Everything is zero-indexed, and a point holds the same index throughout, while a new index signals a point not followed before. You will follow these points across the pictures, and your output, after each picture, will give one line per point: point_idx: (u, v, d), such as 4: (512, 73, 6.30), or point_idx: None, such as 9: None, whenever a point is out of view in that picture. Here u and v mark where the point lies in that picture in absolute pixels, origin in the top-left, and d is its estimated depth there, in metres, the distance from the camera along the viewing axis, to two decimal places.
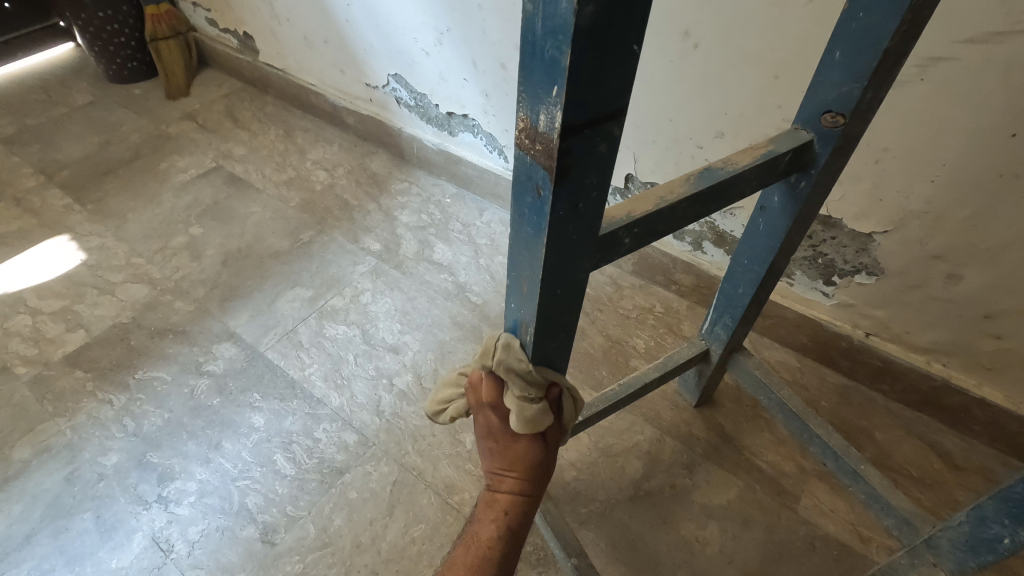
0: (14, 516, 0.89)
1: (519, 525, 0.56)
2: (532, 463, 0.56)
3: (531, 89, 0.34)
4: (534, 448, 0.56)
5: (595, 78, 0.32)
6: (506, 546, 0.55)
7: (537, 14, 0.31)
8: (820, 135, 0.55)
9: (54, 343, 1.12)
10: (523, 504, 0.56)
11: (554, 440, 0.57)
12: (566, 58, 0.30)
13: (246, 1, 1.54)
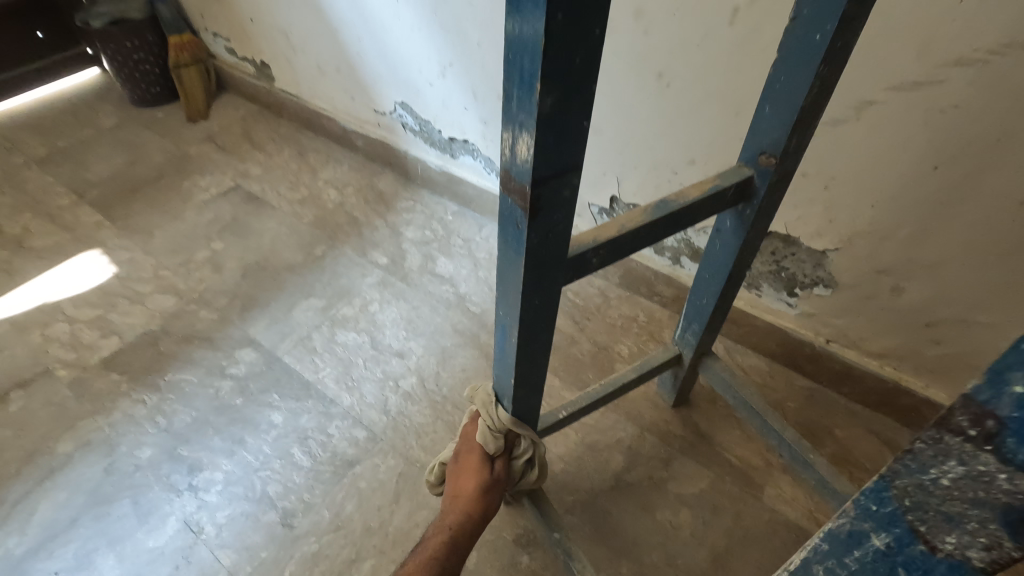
0: (60, 502, 1.00)
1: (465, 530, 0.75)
2: (478, 479, 0.75)
3: (510, 152, 0.45)
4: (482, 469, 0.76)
5: (555, 147, 0.43)
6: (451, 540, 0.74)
7: (513, 102, 0.42)
8: (758, 172, 0.66)
9: (90, 348, 1.23)
10: (467, 513, 0.75)
11: (500, 467, 0.77)
12: (532, 134, 0.41)
13: (264, 32, 1.66)
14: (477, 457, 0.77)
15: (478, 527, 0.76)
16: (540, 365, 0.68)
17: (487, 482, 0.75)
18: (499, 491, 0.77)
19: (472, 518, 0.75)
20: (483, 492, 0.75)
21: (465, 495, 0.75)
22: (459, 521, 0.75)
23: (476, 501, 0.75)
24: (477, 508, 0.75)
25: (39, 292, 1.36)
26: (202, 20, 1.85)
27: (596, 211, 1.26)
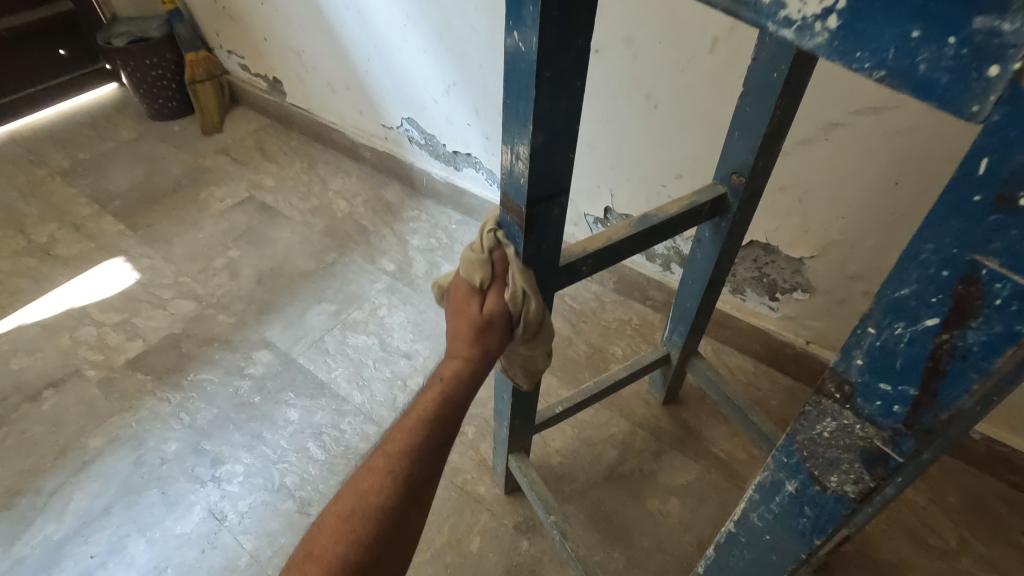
0: (94, 492, 1.08)
1: (458, 393, 0.56)
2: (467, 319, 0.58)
3: (508, 179, 0.54)
4: (472, 306, 0.58)
5: (545, 174, 0.52)
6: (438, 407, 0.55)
7: (510, 139, 0.51)
8: (731, 190, 0.73)
9: (116, 350, 1.31)
10: (459, 360, 0.57)
11: (495, 304, 0.58)
12: (526, 166, 0.50)
13: (277, 51, 1.75)
14: (466, 288, 0.60)
15: (475, 379, 0.57)
16: None
17: (477, 321, 0.58)
18: (491, 335, 0.58)
19: (465, 369, 0.56)
20: (473, 333, 0.58)
21: (456, 338, 0.58)
22: (450, 373, 0.56)
23: (468, 342, 0.57)
24: (467, 353, 0.57)
25: (67, 297, 1.44)
26: (217, 38, 1.94)
27: (591, 221, 1.34)
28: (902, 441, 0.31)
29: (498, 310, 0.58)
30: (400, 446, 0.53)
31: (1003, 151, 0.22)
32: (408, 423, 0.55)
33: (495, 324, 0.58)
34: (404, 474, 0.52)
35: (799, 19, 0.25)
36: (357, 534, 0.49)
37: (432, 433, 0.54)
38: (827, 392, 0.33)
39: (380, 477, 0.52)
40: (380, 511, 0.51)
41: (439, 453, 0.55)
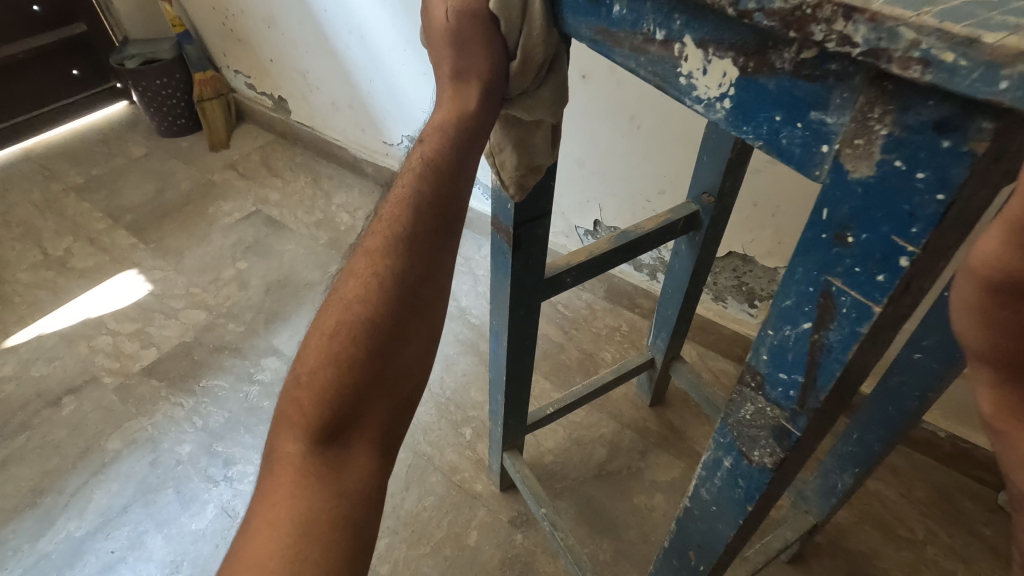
0: (113, 491, 1.14)
1: (444, 151, 0.47)
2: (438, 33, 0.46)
3: (498, 203, 0.63)
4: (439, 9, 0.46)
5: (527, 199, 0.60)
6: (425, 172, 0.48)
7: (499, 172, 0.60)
8: (702, 208, 0.81)
9: (132, 358, 1.38)
10: (443, 115, 0.47)
11: (470, 6, 0.45)
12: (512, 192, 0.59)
13: (283, 71, 1.83)
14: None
15: (465, 137, 0.47)
16: (527, 364, 0.82)
17: (448, 34, 0.45)
18: (473, 52, 0.46)
19: (449, 124, 0.47)
20: (452, 51, 0.46)
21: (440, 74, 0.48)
22: (434, 128, 0.48)
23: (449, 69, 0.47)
24: (450, 89, 0.47)
25: (84, 308, 1.51)
26: (225, 58, 2.03)
27: (582, 233, 1.41)
28: (796, 420, 0.35)
29: (469, 7, 0.45)
30: (383, 242, 0.48)
31: (837, 200, 0.27)
32: (394, 207, 0.48)
33: (472, 29, 0.45)
34: (388, 276, 0.47)
35: (705, 97, 0.31)
36: (347, 331, 0.47)
37: (420, 219, 0.48)
38: (742, 381, 0.37)
39: (365, 276, 0.48)
40: (367, 316, 0.47)
41: (434, 244, 0.48)
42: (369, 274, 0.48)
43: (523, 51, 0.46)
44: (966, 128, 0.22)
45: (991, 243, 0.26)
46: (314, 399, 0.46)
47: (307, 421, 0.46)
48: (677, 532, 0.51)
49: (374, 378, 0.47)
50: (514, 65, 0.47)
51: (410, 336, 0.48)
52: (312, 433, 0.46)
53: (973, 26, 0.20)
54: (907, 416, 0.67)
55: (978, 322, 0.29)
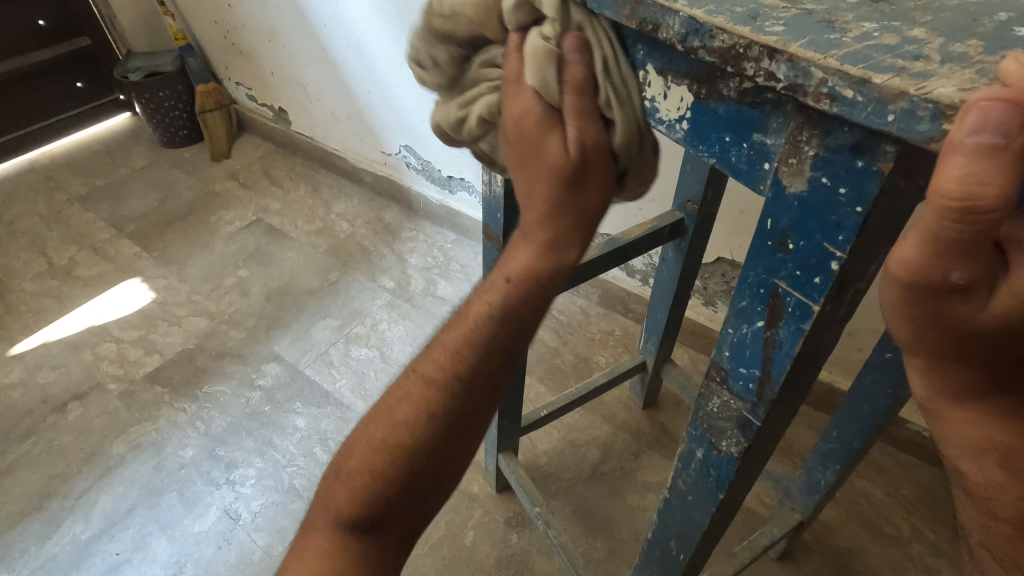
0: (118, 494, 1.17)
1: (524, 300, 0.45)
2: (548, 170, 0.42)
3: (489, 213, 0.66)
4: (553, 144, 0.41)
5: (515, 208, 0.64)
6: (498, 319, 0.46)
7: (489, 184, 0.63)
8: (687, 215, 0.84)
9: (136, 364, 1.41)
10: (521, 259, 0.45)
11: (588, 144, 0.41)
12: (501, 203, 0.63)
13: (283, 83, 1.87)
14: (535, 123, 0.41)
15: (542, 291, 0.45)
16: None
17: (560, 175, 0.41)
18: (594, 187, 0.42)
19: (533, 271, 0.44)
20: (556, 190, 0.42)
21: (527, 206, 0.44)
22: (517, 273, 0.45)
23: (547, 208, 0.43)
24: (545, 231, 0.44)
25: (89, 316, 1.54)
26: (227, 71, 2.07)
27: None
28: (756, 411, 0.38)
29: (591, 145, 0.41)
30: (434, 378, 0.48)
31: (778, 212, 0.31)
32: (451, 344, 0.48)
33: (590, 172, 0.42)
34: (438, 416, 0.48)
35: (667, 119, 0.35)
36: (393, 450, 0.48)
37: (475, 364, 0.47)
38: (708, 376, 0.40)
39: (417, 406, 0.48)
40: (409, 448, 0.48)
41: (488, 387, 0.48)
42: (417, 406, 0.48)
43: (638, 161, 0.44)
44: (875, 151, 0.26)
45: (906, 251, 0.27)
46: (350, 508, 0.49)
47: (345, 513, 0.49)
48: (659, 523, 0.54)
49: (412, 496, 0.50)
50: (625, 178, 0.45)
51: (450, 463, 0.50)
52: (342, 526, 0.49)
53: (868, 69, 0.25)
54: (882, 413, 0.70)
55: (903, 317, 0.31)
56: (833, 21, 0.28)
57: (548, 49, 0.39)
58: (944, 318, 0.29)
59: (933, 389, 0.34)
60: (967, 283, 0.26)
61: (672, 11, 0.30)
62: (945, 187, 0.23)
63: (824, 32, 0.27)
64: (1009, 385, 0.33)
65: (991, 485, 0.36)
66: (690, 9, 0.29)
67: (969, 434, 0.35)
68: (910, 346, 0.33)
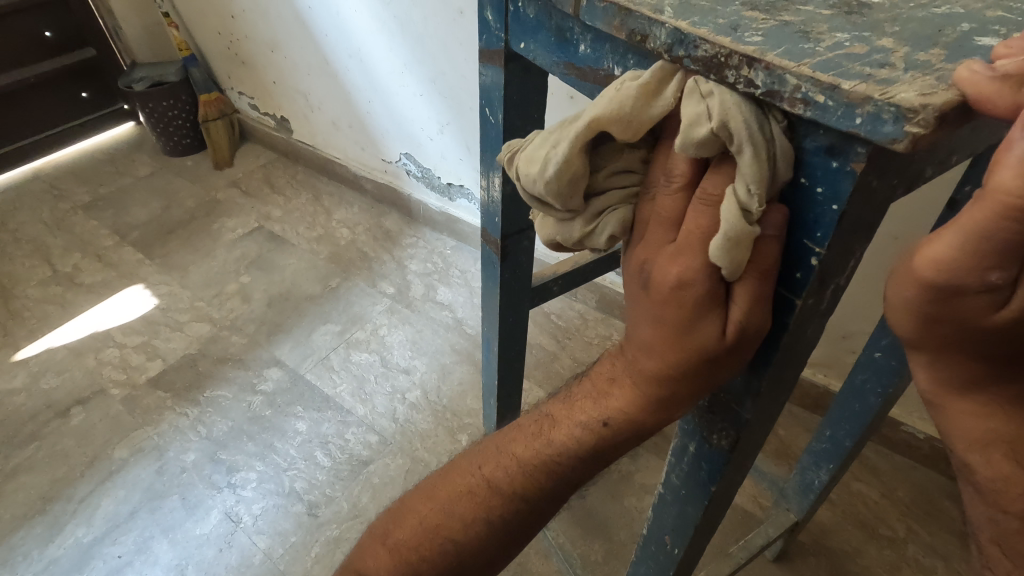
0: (120, 498, 1.18)
1: (613, 444, 0.41)
2: (690, 352, 0.34)
3: (487, 218, 0.68)
4: (707, 326, 0.34)
5: (512, 213, 0.66)
6: (580, 455, 0.42)
7: (487, 190, 0.65)
8: None
9: (139, 369, 1.42)
10: (615, 405, 0.40)
11: (750, 330, 0.34)
12: (500, 207, 0.64)
13: (285, 92, 1.90)
14: (692, 296, 0.33)
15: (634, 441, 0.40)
16: (517, 368, 0.87)
17: (701, 359, 0.34)
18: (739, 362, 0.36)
19: (629, 423, 0.39)
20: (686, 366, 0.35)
21: (641, 361, 0.37)
22: (615, 419, 0.40)
23: (670, 377, 0.36)
24: (658, 397, 0.38)
25: (91, 322, 1.56)
26: (229, 80, 2.09)
27: None
28: (745, 402, 0.39)
29: (751, 332, 0.34)
30: (499, 487, 0.46)
31: None
32: (523, 460, 0.45)
33: (734, 358, 0.35)
34: (497, 520, 0.47)
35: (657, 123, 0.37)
36: (447, 536, 0.49)
37: (543, 485, 0.45)
38: None
39: (480, 504, 0.47)
40: (462, 540, 0.48)
41: (551, 503, 0.46)
42: (477, 508, 0.47)
43: None
44: (849, 152, 0.28)
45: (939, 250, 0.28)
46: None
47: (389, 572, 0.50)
48: (653, 519, 0.55)
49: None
50: None
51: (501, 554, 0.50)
52: None
53: (837, 76, 0.26)
54: (871, 411, 0.71)
55: (917, 322, 0.32)
56: (808, 32, 0.30)
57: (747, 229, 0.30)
58: (961, 320, 0.30)
59: (938, 383, 0.35)
60: (999, 283, 0.28)
61: (659, 23, 0.32)
62: (1006, 183, 0.25)
63: (799, 42, 0.29)
64: (1009, 377, 0.34)
65: (1000, 480, 0.36)
66: (675, 21, 0.31)
67: (974, 428, 0.36)
68: (918, 346, 0.34)
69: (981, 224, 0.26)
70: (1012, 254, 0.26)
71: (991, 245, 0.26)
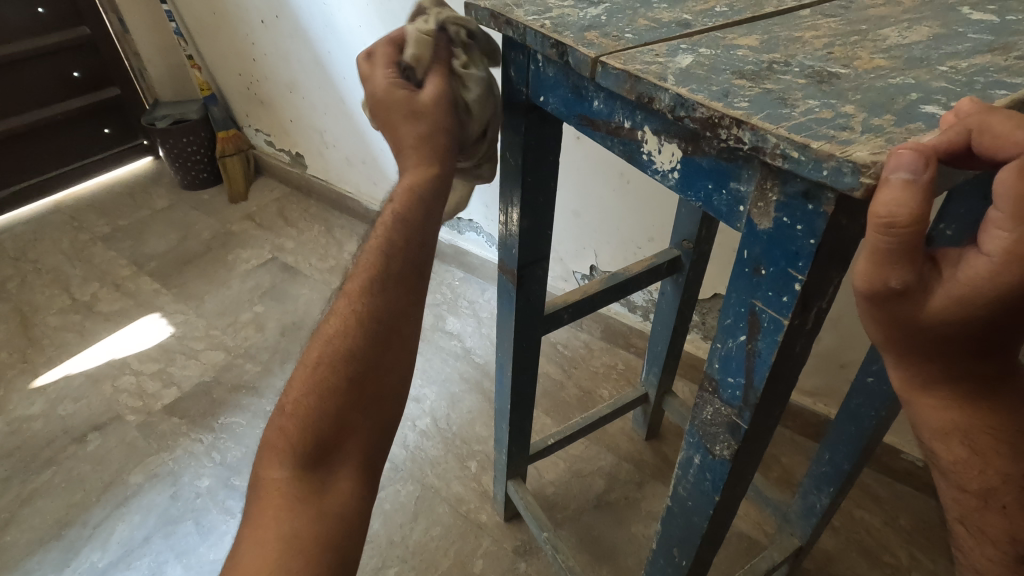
0: (135, 523, 1.20)
1: (424, 205, 0.55)
2: (414, 114, 0.55)
3: (505, 251, 0.73)
4: (410, 95, 0.55)
5: (530, 246, 0.71)
6: (405, 225, 0.56)
7: (505, 228, 0.71)
8: (684, 252, 0.93)
9: (155, 397, 1.46)
10: (406, 179, 0.55)
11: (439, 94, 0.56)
12: (517, 241, 0.70)
13: (301, 130, 1.98)
14: (392, 85, 0.56)
15: (432, 198, 0.55)
16: (529, 394, 0.91)
17: (421, 116, 0.55)
18: (463, 115, 0.58)
19: (416, 185, 0.55)
20: (424, 130, 0.55)
21: (408, 162, 0.56)
22: (407, 188, 0.55)
23: (411, 135, 0.55)
24: (419, 152, 0.55)
25: (109, 349, 1.60)
26: (247, 118, 2.19)
27: (579, 277, 1.46)
28: (743, 415, 0.44)
29: (440, 91, 0.55)
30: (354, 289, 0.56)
31: (752, 244, 0.38)
32: (341, 316, 0.55)
33: (439, 113, 0.55)
34: (360, 318, 0.54)
35: (662, 169, 0.43)
36: (332, 366, 0.54)
37: (365, 323, 0.54)
38: (702, 386, 0.46)
39: (343, 313, 0.55)
40: (343, 352, 0.54)
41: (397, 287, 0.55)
42: (345, 316, 0.55)
43: (476, 120, 0.58)
44: (821, 197, 0.32)
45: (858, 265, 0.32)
46: (283, 522, 0.49)
47: (294, 445, 0.52)
48: (662, 532, 0.59)
49: (333, 467, 0.53)
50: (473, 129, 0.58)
51: (388, 430, 0.56)
52: (295, 453, 0.52)
53: (808, 137, 0.31)
54: (867, 434, 0.75)
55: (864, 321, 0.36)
56: (786, 99, 0.35)
57: (421, 39, 0.55)
58: (901, 318, 0.34)
59: (902, 380, 0.39)
60: (904, 287, 0.32)
61: (663, 89, 0.37)
62: (878, 207, 0.29)
63: (778, 108, 0.34)
64: (965, 376, 0.38)
65: (960, 462, 0.42)
66: (677, 87, 0.37)
67: (936, 418, 0.40)
68: (876, 345, 0.38)
69: (871, 238, 0.30)
70: (906, 260, 0.30)
71: (880, 254, 0.31)
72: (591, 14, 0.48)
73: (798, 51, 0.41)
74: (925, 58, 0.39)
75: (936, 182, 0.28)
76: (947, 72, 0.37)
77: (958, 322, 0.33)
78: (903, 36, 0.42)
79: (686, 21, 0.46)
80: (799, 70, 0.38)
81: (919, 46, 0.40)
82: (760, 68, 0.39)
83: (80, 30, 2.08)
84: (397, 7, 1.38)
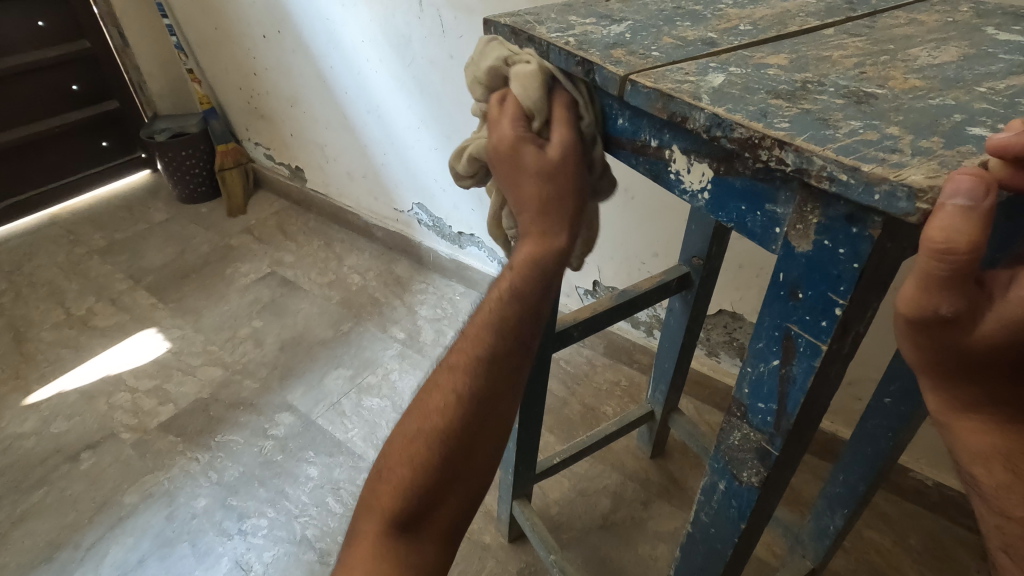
0: (129, 545, 1.17)
1: (537, 283, 0.50)
2: (544, 175, 0.47)
3: None
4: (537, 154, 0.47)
5: None
6: (515, 305, 0.51)
7: None
8: (693, 269, 0.93)
9: (150, 414, 1.43)
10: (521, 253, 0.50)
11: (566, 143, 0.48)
12: None
13: (302, 143, 1.97)
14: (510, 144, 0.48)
15: (547, 276, 0.50)
16: (536, 413, 0.90)
17: (554, 176, 0.48)
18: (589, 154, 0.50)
19: (534, 262, 0.50)
20: (548, 190, 0.48)
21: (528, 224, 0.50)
22: (520, 262, 0.50)
23: (537, 199, 0.48)
24: (546, 221, 0.49)
25: (104, 365, 1.57)
26: (246, 132, 2.18)
27: (582, 292, 1.45)
28: (774, 441, 0.42)
29: (567, 142, 0.47)
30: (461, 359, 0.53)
31: (787, 266, 0.37)
32: (446, 386, 0.53)
33: (570, 168, 0.48)
34: (467, 394, 0.52)
35: (691, 189, 0.42)
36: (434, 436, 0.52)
37: (468, 401, 0.52)
38: (729, 411, 0.45)
39: (449, 385, 0.53)
40: (442, 424, 0.52)
41: (503, 366, 0.53)
42: (448, 386, 0.53)
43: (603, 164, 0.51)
44: (866, 220, 0.32)
45: (906, 290, 0.32)
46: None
47: (388, 506, 0.51)
48: (682, 560, 0.57)
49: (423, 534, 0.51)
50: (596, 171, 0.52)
51: (475, 498, 0.54)
52: (389, 516, 0.51)
53: (858, 159, 0.31)
54: (884, 455, 0.74)
55: (904, 344, 0.35)
56: (826, 119, 0.35)
57: (531, 86, 0.47)
58: (943, 344, 0.33)
59: (940, 404, 0.38)
60: (954, 314, 0.31)
61: (699, 108, 0.36)
62: (933, 233, 0.28)
63: (821, 128, 0.34)
64: (1005, 398, 0.37)
65: (1002, 487, 0.40)
66: (713, 107, 0.36)
67: (976, 443, 0.39)
68: (914, 367, 0.37)
69: (923, 264, 0.29)
70: (958, 286, 0.29)
71: (934, 280, 0.30)
72: (615, 32, 0.47)
73: (831, 70, 0.40)
74: (961, 79, 0.39)
75: (993, 208, 0.27)
76: (986, 93, 0.37)
77: (1008, 347, 0.32)
78: (934, 56, 0.41)
79: (712, 39, 0.46)
80: (834, 90, 0.38)
81: (952, 66, 0.40)
82: (795, 88, 0.38)
83: (80, 43, 2.08)
84: (401, 22, 1.38)
